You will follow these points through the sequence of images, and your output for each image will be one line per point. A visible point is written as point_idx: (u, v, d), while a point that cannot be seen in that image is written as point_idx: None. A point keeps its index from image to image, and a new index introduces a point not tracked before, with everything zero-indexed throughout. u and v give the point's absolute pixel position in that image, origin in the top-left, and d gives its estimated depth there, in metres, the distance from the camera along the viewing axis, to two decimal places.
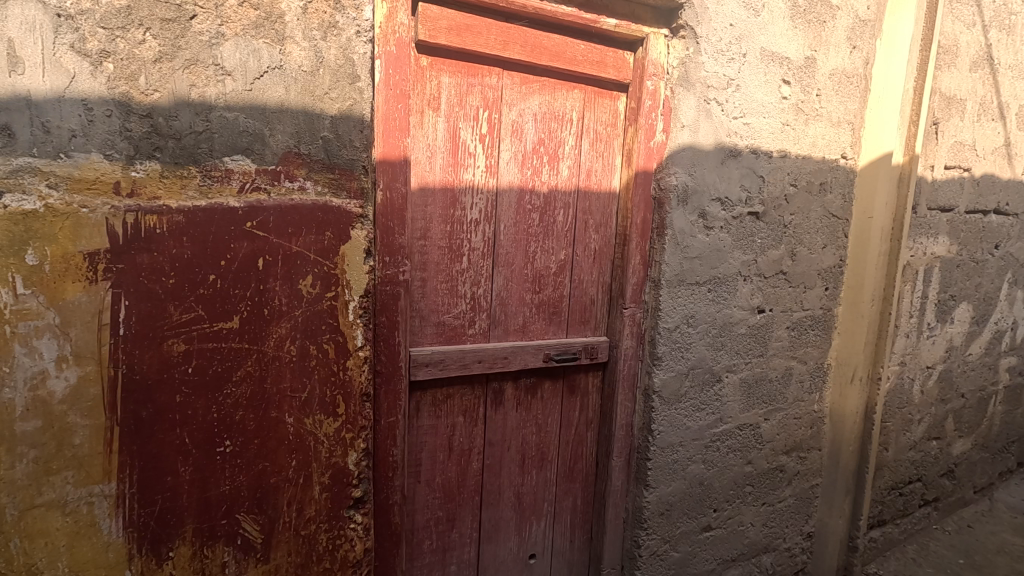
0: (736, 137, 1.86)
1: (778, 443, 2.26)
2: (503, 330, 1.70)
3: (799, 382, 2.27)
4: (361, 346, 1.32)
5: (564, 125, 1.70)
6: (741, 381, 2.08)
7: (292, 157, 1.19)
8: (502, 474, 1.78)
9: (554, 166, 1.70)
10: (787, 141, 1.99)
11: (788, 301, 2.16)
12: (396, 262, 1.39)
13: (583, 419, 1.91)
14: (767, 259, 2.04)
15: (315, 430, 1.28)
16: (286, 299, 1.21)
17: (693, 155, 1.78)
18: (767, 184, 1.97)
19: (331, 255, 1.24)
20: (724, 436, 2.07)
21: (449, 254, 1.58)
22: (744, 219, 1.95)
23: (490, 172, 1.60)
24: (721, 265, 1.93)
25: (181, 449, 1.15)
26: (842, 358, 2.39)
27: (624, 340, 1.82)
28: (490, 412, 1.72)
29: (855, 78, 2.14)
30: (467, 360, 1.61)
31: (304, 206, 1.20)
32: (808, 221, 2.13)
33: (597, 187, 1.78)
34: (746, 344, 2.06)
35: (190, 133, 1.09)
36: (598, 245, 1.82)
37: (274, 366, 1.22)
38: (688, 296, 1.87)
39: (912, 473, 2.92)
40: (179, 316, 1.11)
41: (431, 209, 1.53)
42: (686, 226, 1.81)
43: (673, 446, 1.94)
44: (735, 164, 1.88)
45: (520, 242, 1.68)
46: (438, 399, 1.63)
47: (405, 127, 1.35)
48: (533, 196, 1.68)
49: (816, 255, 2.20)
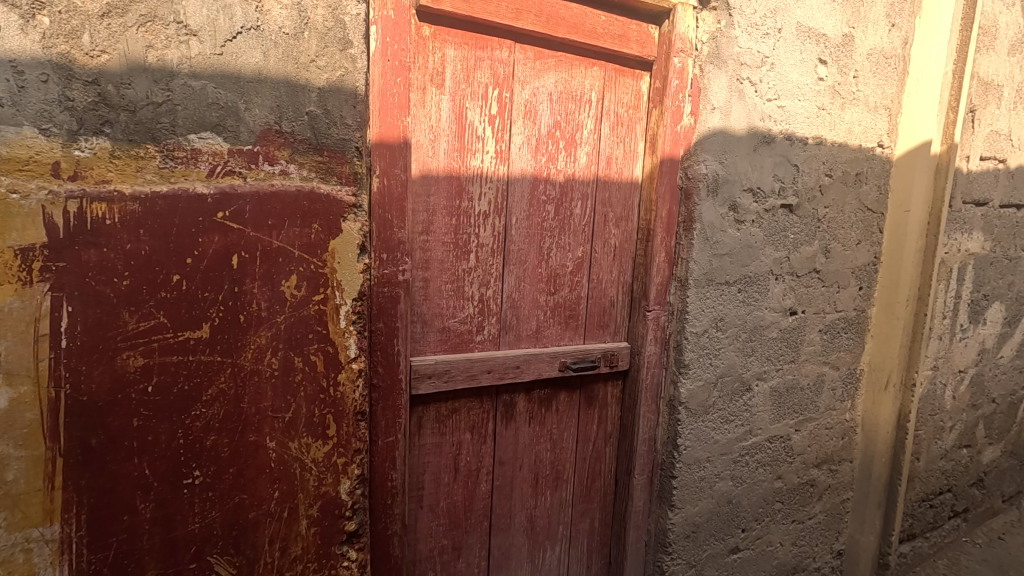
0: (770, 121, 1.68)
1: (809, 456, 2.08)
2: (515, 336, 1.52)
3: (831, 390, 2.10)
4: (354, 358, 1.14)
5: (582, 107, 1.52)
6: (772, 390, 1.91)
7: (271, 135, 1.00)
8: (513, 496, 1.60)
9: (571, 153, 1.52)
10: (823, 127, 1.82)
11: (821, 302, 1.98)
12: (395, 260, 1.23)
13: (601, 434, 1.73)
14: (801, 257, 1.87)
15: (301, 456, 1.10)
16: (266, 303, 1.03)
17: (723, 141, 1.61)
18: (802, 174, 1.80)
19: (318, 251, 1.06)
20: (753, 449, 1.90)
21: (454, 251, 1.39)
22: (777, 212, 1.77)
23: (500, 158, 1.42)
24: (752, 262, 1.75)
25: (140, 482, 0.96)
26: (875, 363, 2.22)
27: (647, 346, 1.65)
28: (500, 427, 1.54)
29: (892, 59, 1.97)
30: (475, 370, 1.44)
31: (287, 193, 1.02)
32: (842, 215, 1.96)
33: (617, 176, 1.60)
34: (777, 350, 1.89)
35: (147, 105, 0.90)
36: (618, 241, 1.64)
37: (253, 383, 1.04)
38: (717, 296, 1.70)
39: (942, 483, 2.75)
40: (136, 324, 0.93)
41: (434, 199, 1.35)
42: (716, 219, 1.64)
43: (700, 462, 1.76)
44: (768, 151, 1.70)
45: (534, 238, 1.50)
46: (443, 414, 1.44)
47: (404, 105, 1.19)
48: (548, 186, 1.50)
49: (850, 251, 2.03)
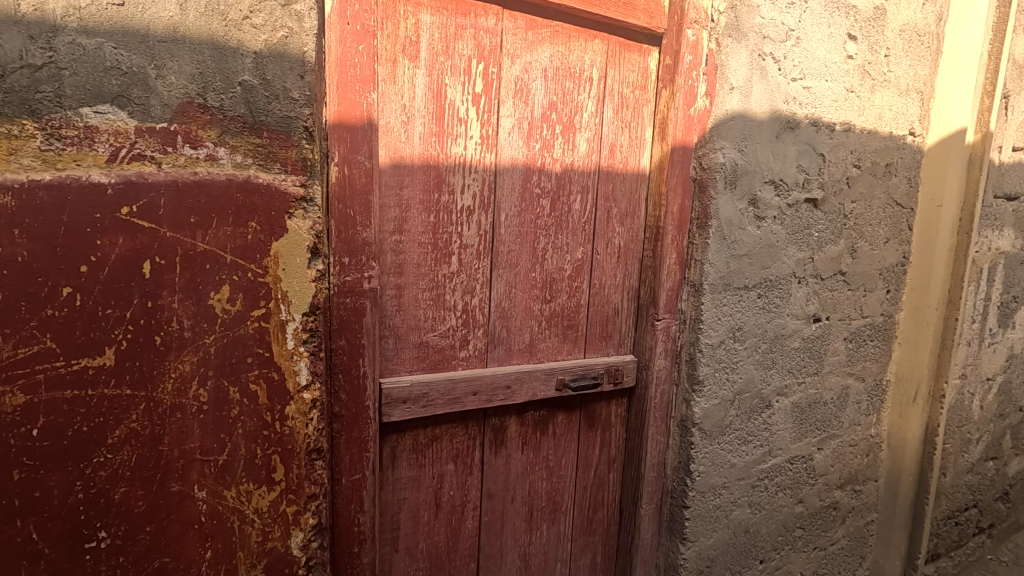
0: (795, 104, 1.48)
1: (832, 476, 1.89)
2: (505, 351, 1.32)
3: (856, 403, 1.91)
4: (306, 386, 0.93)
5: (582, 86, 1.32)
6: (793, 406, 1.71)
7: (192, 110, 0.80)
8: (504, 533, 1.40)
9: (569, 139, 1.32)
10: (852, 112, 1.62)
11: (847, 308, 1.79)
12: (359, 265, 1.04)
13: (604, 458, 1.53)
14: (825, 257, 1.67)
15: (240, 506, 0.90)
16: (189, 321, 0.82)
17: (743, 126, 1.41)
18: (828, 164, 1.60)
19: (256, 255, 0.85)
20: (773, 472, 1.70)
21: (433, 253, 1.19)
22: (800, 206, 1.57)
23: (487, 145, 1.22)
24: (774, 264, 1.55)
25: (27, 551, 0.76)
26: (902, 373, 2.03)
27: (656, 360, 1.46)
28: (488, 456, 1.34)
29: (925, 37, 1.77)
30: (458, 392, 1.24)
31: (214, 184, 0.81)
32: (870, 211, 1.76)
33: (622, 167, 1.40)
34: (800, 361, 1.69)
35: (22, 67, 0.70)
36: (623, 240, 1.44)
37: (174, 420, 0.83)
38: (735, 303, 1.50)
39: (968, 499, 2.56)
40: (12, 351, 0.72)
41: (408, 192, 1.14)
42: (734, 216, 1.44)
43: (716, 489, 1.57)
44: (792, 139, 1.50)
45: (526, 237, 1.30)
46: (422, 443, 1.24)
47: (369, 79, 1.00)
48: (543, 177, 1.30)
49: (878, 251, 1.83)
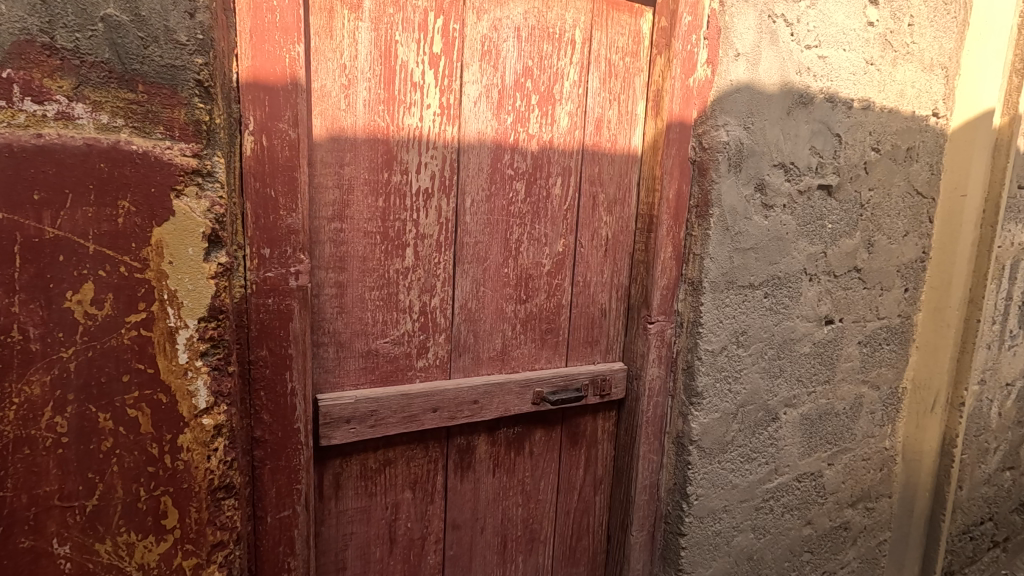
0: (808, 75, 1.29)
1: (843, 494, 1.71)
2: (472, 359, 1.14)
3: (870, 413, 1.73)
4: (206, 411, 0.74)
5: (562, 49, 1.12)
6: (802, 419, 1.53)
7: (34, 52, 0.60)
8: (473, 567, 1.22)
9: (547, 112, 1.13)
10: (871, 87, 1.43)
11: (862, 308, 1.60)
12: (284, 259, 0.85)
13: (589, 480, 1.35)
14: (839, 251, 1.49)
15: (120, 563, 0.71)
16: (38, 329, 0.63)
17: (750, 99, 1.22)
18: (844, 146, 1.41)
19: (130, 244, 0.66)
20: (779, 492, 1.52)
21: (382, 245, 1.00)
22: (813, 193, 1.39)
23: (449, 116, 1.03)
24: (782, 260, 1.37)
25: None
26: (919, 380, 1.84)
27: (648, 369, 1.28)
28: (453, 481, 1.16)
29: (951, 5, 1.58)
30: (414, 409, 1.05)
31: (68, 151, 0.62)
32: (889, 200, 1.58)
33: (611, 146, 1.22)
34: (810, 368, 1.51)
35: None
36: (611, 232, 1.25)
37: (21, 458, 0.64)
38: (738, 303, 1.31)
39: (983, 513, 2.37)
40: None
41: (351, 171, 0.95)
42: (738, 204, 1.26)
43: (716, 513, 1.39)
44: (805, 116, 1.31)
45: (496, 227, 1.11)
46: (371, 469, 1.05)
47: (294, 29, 0.81)
48: (516, 157, 1.11)
49: (896, 245, 1.65)
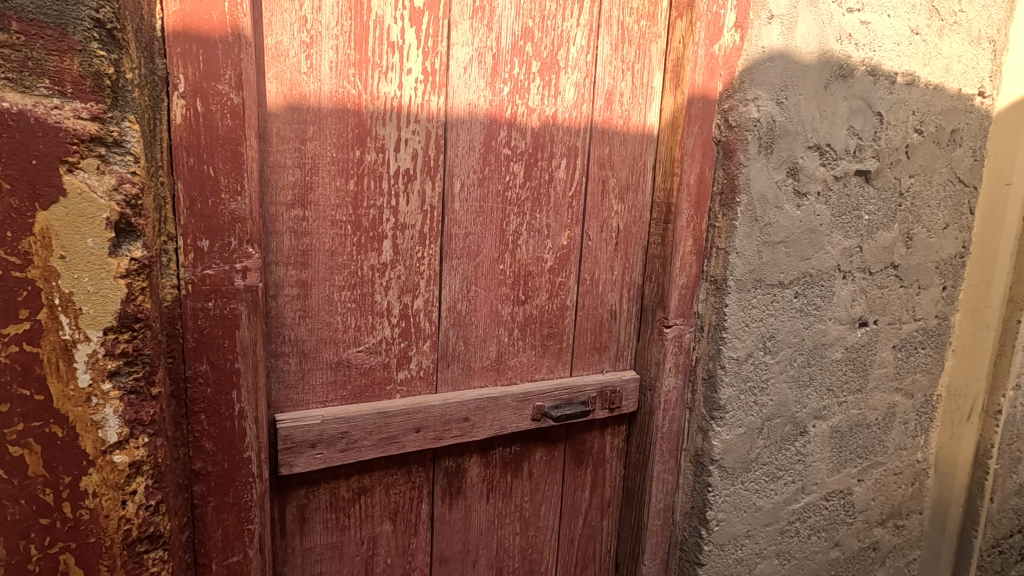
0: (849, 43, 1.13)
1: (873, 513, 1.56)
2: (462, 370, 0.98)
3: (903, 424, 1.57)
4: (118, 445, 0.59)
5: (569, 7, 0.96)
6: (831, 432, 1.38)
7: None
8: None
9: (551, 82, 0.97)
10: (916, 60, 1.26)
11: (898, 309, 1.45)
12: (227, 253, 0.69)
13: (596, 502, 1.20)
14: (876, 246, 1.33)
15: None
16: None
17: (784, 69, 1.06)
18: (885, 126, 1.25)
19: (3, 232, 0.50)
20: (806, 513, 1.37)
21: (354, 237, 0.84)
22: (849, 180, 1.23)
23: (435, 84, 0.87)
24: (815, 255, 1.21)
25: None
26: (954, 387, 1.69)
27: (664, 379, 1.13)
28: (440, 510, 1.00)
29: None
30: (393, 429, 0.90)
31: None
32: (930, 188, 1.42)
33: (624, 124, 1.06)
34: (842, 376, 1.36)
35: None
36: (623, 222, 1.10)
37: None
38: (766, 304, 1.16)
39: (1015, 525, 2.20)
40: None
41: (315, 148, 0.80)
42: (769, 190, 1.09)
43: (738, 539, 1.24)
44: (844, 91, 1.15)
45: (490, 216, 0.96)
46: (343, 499, 0.90)
47: None
48: (513, 134, 0.95)
49: (935, 238, 1.49)
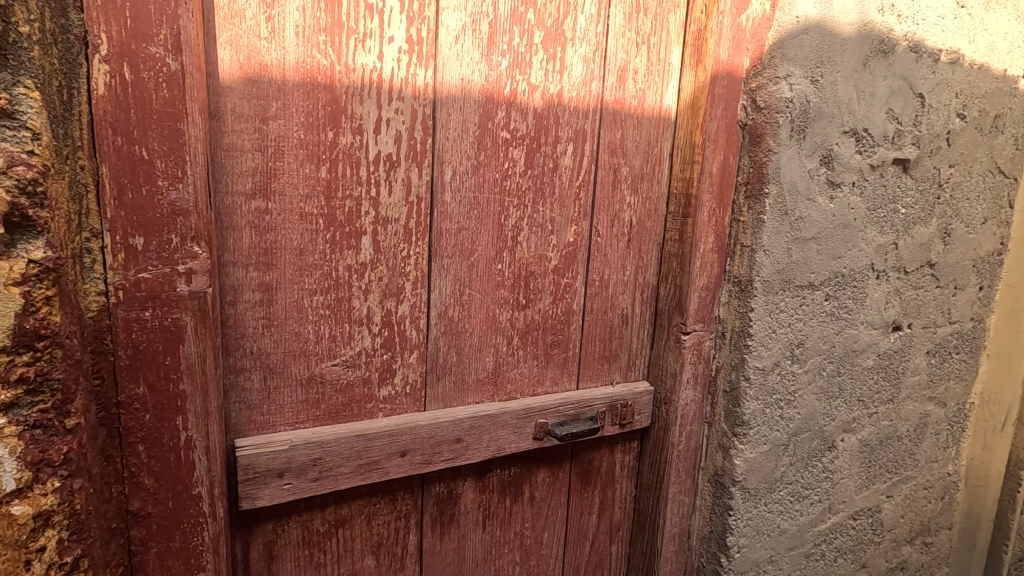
0: (891, 15, 1.01)
1: (902, 530, 1.44)
2: (454, 383, 0.86)
3: (935, 435, 1.45)
4: (18, 494, 0.47)
5: None
6: (861, 446, 1.26)
7: None
8: None
9: (556, 56, 0.85)
10: (960, 36, 1.14)
11: (933, 311, 1.32)
12: (168, 254, 0.58)
13: (604, 526, 1.09)
14: (912, 242, 1.21)
15: None
16: None
17: (820, 43, 0.94)
18: (927, 109, 1.12)
19: None
20: (832, 534, 1.25)
21: (327, 233, 0.73)
22: (886, 169, 1.10)
23: (422, 54, 0.75)
24: (848, 252, 1.09)
25: None
26: (988, 395, 1.56)
27: (681, 391, 1.01)
28: (431, 541, 0.89)
29: None
30: (375, 454, 0.78)
31: None
32: (970, 179, 1.29)
33: (638, 105, 0.94)
34: (873, 385, 1.24)
35: None
36: (636, 216, 0.98)
37: None
38: (795, 308, 1.04)
39: None
40: None
41: (279, 128, 0.68)
42: (800, 180, 0.97)
43: (760, 566, 1.12)
44: (884, 69, 1.03)
45: (487, 209, 0.84)
46: (317, 533, 0.79)
47: None
48: (513, 115, 0.83)
49: (974, 234, 1.36)
